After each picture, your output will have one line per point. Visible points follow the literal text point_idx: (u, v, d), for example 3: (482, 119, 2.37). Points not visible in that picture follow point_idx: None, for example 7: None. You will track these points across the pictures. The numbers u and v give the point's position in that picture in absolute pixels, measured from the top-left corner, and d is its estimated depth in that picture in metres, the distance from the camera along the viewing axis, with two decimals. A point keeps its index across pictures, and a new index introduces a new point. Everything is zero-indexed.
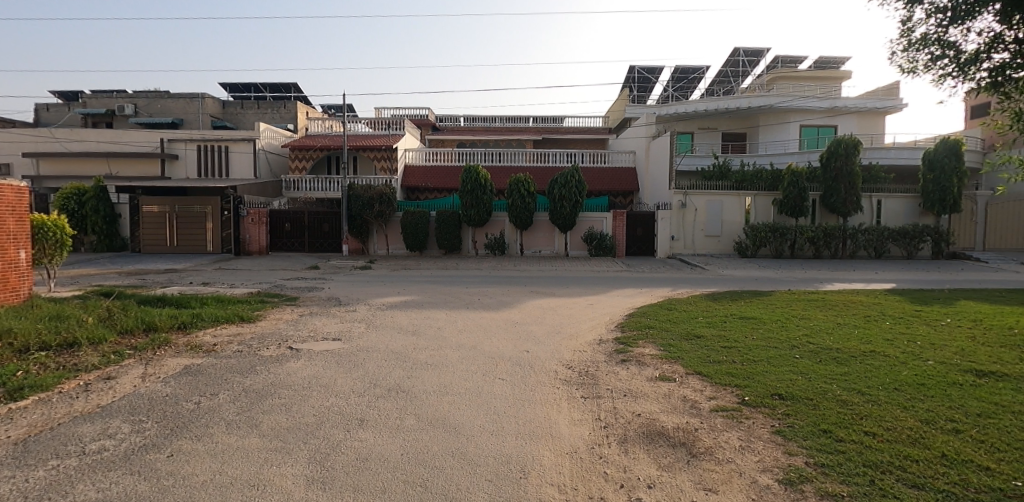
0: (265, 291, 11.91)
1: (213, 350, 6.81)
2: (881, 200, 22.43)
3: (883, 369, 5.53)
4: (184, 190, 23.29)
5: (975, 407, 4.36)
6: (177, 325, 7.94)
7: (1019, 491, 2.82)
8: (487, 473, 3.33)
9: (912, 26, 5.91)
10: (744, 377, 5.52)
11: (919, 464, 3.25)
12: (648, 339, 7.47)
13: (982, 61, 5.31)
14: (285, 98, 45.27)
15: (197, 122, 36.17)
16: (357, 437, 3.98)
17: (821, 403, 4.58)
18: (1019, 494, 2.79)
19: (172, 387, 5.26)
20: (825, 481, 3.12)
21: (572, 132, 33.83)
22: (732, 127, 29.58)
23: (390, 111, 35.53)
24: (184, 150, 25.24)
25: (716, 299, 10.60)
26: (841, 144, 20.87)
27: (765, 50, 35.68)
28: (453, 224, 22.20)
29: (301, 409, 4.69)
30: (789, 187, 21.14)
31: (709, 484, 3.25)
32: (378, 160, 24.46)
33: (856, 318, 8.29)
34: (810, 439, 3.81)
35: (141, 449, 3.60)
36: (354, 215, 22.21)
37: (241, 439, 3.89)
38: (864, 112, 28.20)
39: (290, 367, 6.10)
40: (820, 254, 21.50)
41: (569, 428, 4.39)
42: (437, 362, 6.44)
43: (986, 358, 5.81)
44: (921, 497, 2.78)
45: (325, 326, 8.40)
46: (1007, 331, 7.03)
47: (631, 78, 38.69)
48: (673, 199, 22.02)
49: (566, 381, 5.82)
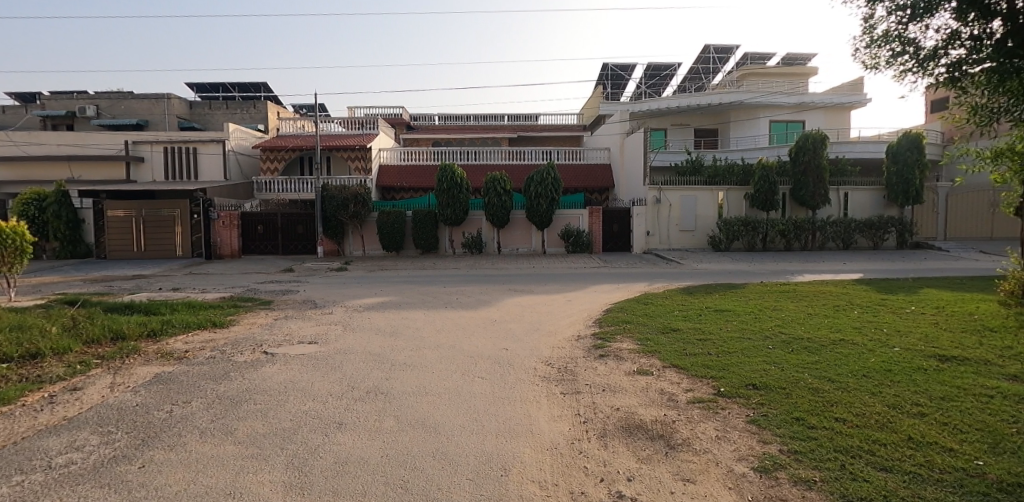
0: (237, 295, 11.67)
1: (186, 357, 6.66)
2: (848, 193, 23.11)
3: (852, 357, 5.70)
4: (152, 193, 22.66)
5: (938, 391, 4.54)
6: (147, 332, 7.72)
7: (981, 471, 2.95)
8: (468, 473, 3.33)
9: (874, 23, 6.13)
10: (719, 368, 5.63)
11: (886, 448, 3.36)
12: (626, 334, 7.57)
13: (939, 57, 5.57)
14: (256, 97, 44.39)
15: (164, 123, 35.15)
16: (336, 440, 3.93)
17: (793, 391, 4.70)
18: (981, 473, 2.91)
19: (143, 397, 5.12)
20: (798, 467, 3.19)
21: (548, 130, 33.98)
22: (704, 123, 30.08)
23: (363, 110, 35.10)
24: (151, 153, 24.50)
25: (691, 293, 10.74)
26: (809, 138, 21.37)
27: (734, 48, 36.33)
28: (430, 224, 22.08)
29: (277, 414, 4.60)
30: (760, 181, 21.62)
31: (687, 475, 3.31)
32: (352, 160, 24.09)
33: (825, 307, 8.51)
34: (784, 427, 3.91)
35: (111, 462, 3.49)
36: (329, 216, 21.87)
37: (217, 447, 3.81)
38: (831, 107, 28.92)
39: (265, 372, 6.00)
40: (791, 247, 22.02)
41: (549, 424, 4.41)
42: (417, 362, 6.39)
43: (949, 343, 6.03)
44: (889, 480, 2.88)
45: (300, 329, 8.28)
46: (968, 316, 7.32)
47: (605, 75, 38.97)
48: (648, 194, 22.35)
49: (546, 377, 5.85)
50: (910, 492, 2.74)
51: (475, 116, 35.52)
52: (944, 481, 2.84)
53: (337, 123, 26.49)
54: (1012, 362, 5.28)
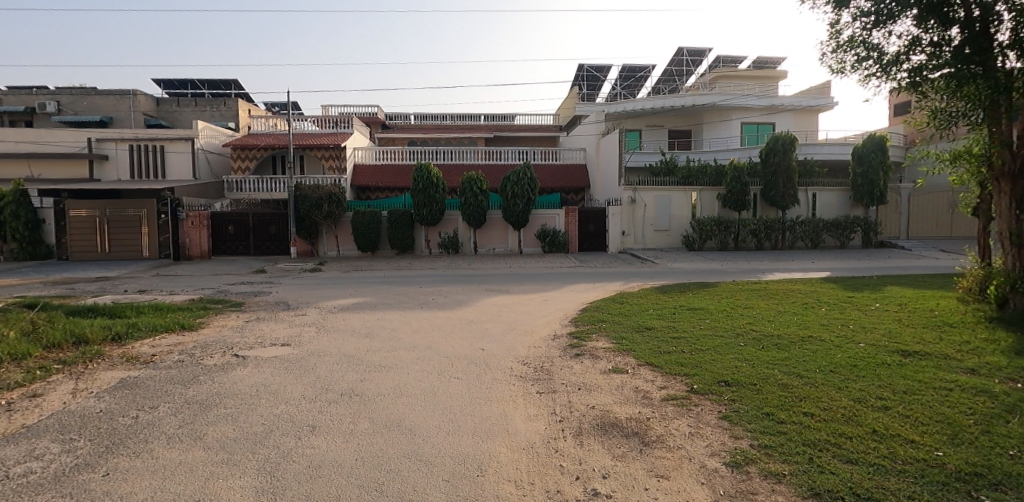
0: (206, 297, 11.35)
1: (153, 361, 6.47)
2: (816, 194, 23.75)
3: (820, 353, 5.85)
4: (118, 192, 21.92)
5: (901, 385, 4.69)
6: (112, 335, 7.48)
7: (940, 461, 3.06)
8: (445, 473, 3.32)
9: (839, 29, 6.34)
10: (691, 366, 5.73)
11: (852, 441, 3.46)
12: (601, 333, 7.63)
13: (902, 62, 5.84)
14: (227, 95, 43.33)
15: (129, 120, 34.00)
16: (309, 444, 3.87)
17: (763, 387, 4.81)
18: (941, 463, 3.03)
19: (107, 403, 4.95)
20: (768, 461, 3.27)
21: (524, 130, 34.03)
22: (678, 124, 30.56)
23: (338, 109, 34.63)
24: (116, 151, 23.71)
25: (665, 292, 10.89)
26: (779, 140, 21.90)
27: (707, 51, 36.95)
28: (405, 224, 21.89)
29: (249, 418, 4.51)
30: (732, 181, 22.11)
31: (661, 471, 3.35)
32: (326, 159, 23.71)
33: (794, 305, 8.72)
34: (754, 422, 3.99)
35: (72, 470, 3.37)
36: (302, 216, 21.51)
37: (184, 452, 3.71)
38: (800, 110, 29.66)
39: (236, 375, 5.86)
40: (763, 246, 22.50)
41: (525, 423, 4.42)
42: (393, 363, 6.33)
43: (911, 339, 6.24)
44: (854, 472, 2.97)
45: (273, 331, 8.12)
46: (929, 312, 7.59)
47: (581, 76, 39.21)
48: (624, 194, 22.62)
49: (522, 377, 5.87)
50: (875, 483, 2.83)
51: (451, 115, 35.38)
52: (906, 472, 2.94)
53: (310, 121, 26.07)
54: (970, 356, 5.49)
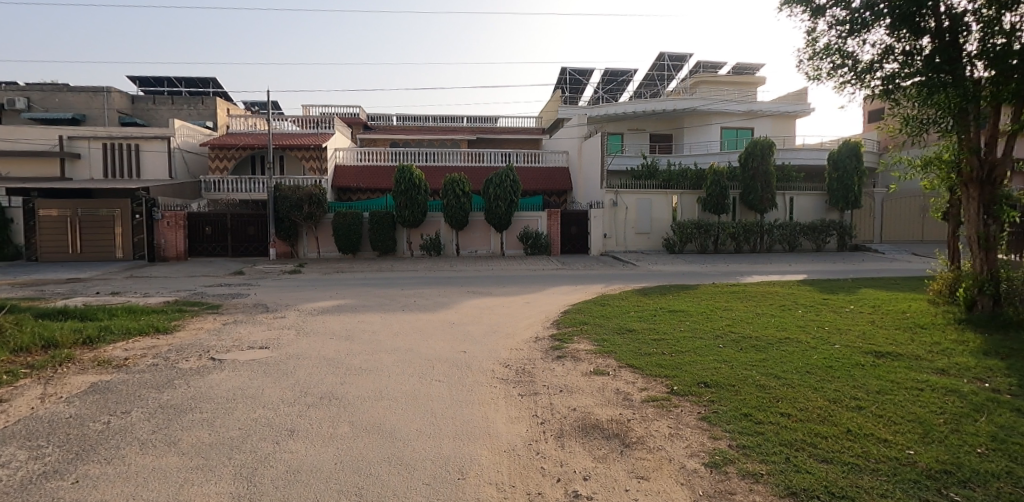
0: (182, 299, 11.12)
1: (126, 364, 6.32)
2: (793, 198, 24.21)
3: (796, 354, 5.97)
4: (90, 192, 21.35)
5: (875, 385, 4.81)
6: (83, 339, 7.28)
7: (912, 459, 3.14)
8: (425, 477, 3.30)
9: (816, 37, 6.48)
10: (672, 367, 5.79)
11: (828, 441, 3.53)
12: (582, 335, 7.66)
13: (876, 70, 6.00)
14: (206, 93, 42.58)
15: (103, 118, 33.16)
16: (287, 449, 3.81)
17: (742, 388, 4.89)
18: (913, 461, 3.10)
19: (77, 408, 4.81)
20: (747, 462, 3.31)
21: (507, 132, 34.11)
22: (659, 128, 30.92)
23: (319, 109, 34.28)
24: (88, 149, 23.10)
25: (646, 294, 10.99)
26: (758, 145, 22.31)
27: (688, 56, 37.47)
28: (387, 225, 21.73)
29: (225, 422, 4.42)
30: (712, 185, 22.43)
31: (642, 472, 3.38)
32: (306, 159, 23.43)
33: (772, 307, 8.87)
34: (732, 423, 4.04)
35: (40, 478, 3.27)
36: (282, 217, 21.20)
37: (158, 459, 3.62)
38: (778, 116, 30.25)
39: (212, 379, 5.76)
40: (741, 249, 22.86)
41: (507, 426, 4.42)
42: (373, 366, 6.28)
43: (884, 340, 6.40)
44: (830, 471, 3.02)
45: (251, 334, 7.99)
46: (902, 314, 7.79)
47: (564, 79, 39.43)
48: (606, 197, 22.77)
49: (504, 379, 5.86)
50: (849, 481, 2.88)
51: (434, 117, 35.25)
52: (879, 470, 3.01)
53: (290, 121, 25.76)
54: (940, 357, 5.65)
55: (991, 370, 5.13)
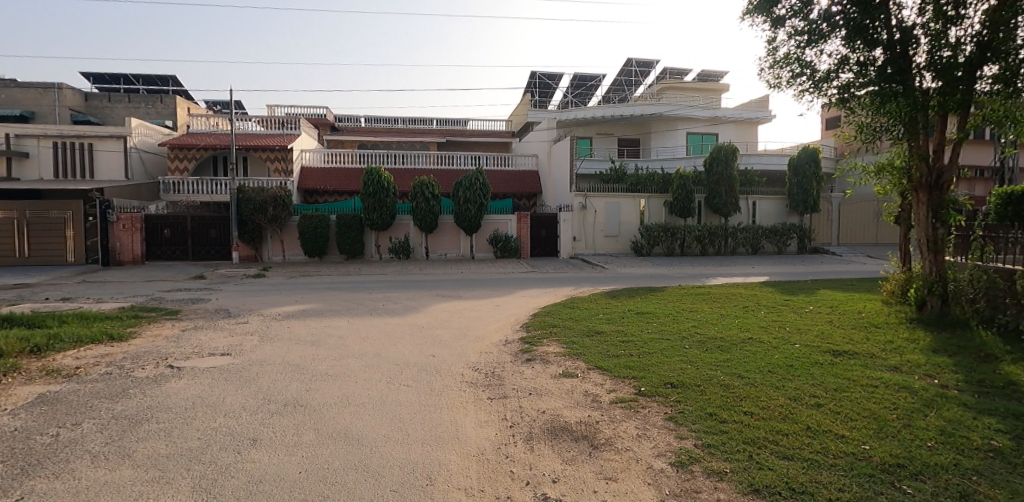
0: (137, 305, 10.69)
1: (77, 374, 6.03)
2: (756, 202, 24.92)
3: (758, 354, 6.13)
4: (40, 192, 20.33)
5: (832, 383, 4.97)
6: (30, 347, 6.90)
7: (867, 454, 3.26)
8: (392, 484, 3.26)
9: (776, 46, 6.70)
10: (639, 368, 5.87)
11: (788, 438, 3.64)
12: (552, 338, 7.68)
13: (832, 79, 6.23)
14: (166, 91, 41.20)
15: (53, 116, 31.87)
16: (249, 458, 3.70)
17: (707, 388, 4.99)
18: (868, 456, 3.23)
19: (21, 420, 4.56)
20: (711, 460, 3.39)
21: (477, 135, 34.10)
22: (627, 133, 31.45)
23: (285, 109, 33.59)
24: (38, 148, 22.01)
25: (614, 297, 11.13)
26: (721, 150, 22.89)
27: (655, 62, 38.22)
28: (355, 228, 21.41)
29: (183, 433, 4.26)
30: (678, 189, 22.93)
31: (610, 473, 3.41)
32: (271, 161, 22.95)
33: (736, 308, 9.10)
34: (697, 422, 4.12)
35: None
36: (246, 219, 20.63)
37: (111, 472, 3.47)
38: (742, 122, 31.13)
39: (170, 388, 5.55)
40: (707, 251, 23.39)
41: (475, 430, 4.40)
42: (339, 371, 6.17)
43: (841, 339, 6.64)
44: (790, 467, 3.12)
45: (212, 340, 7.74)
46: (857, 314, 8.10)
47: (534, 83, 39.66)
48: (575, 200, 23.01)
49: (472, 383, 5.84)
50: (809, 477, 2.97)
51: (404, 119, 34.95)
52: (836, 466, 3.11)
53: (254, 122, 25.19)
54: (892, 354, 5.90)
55: (939, 367, 5.38)
